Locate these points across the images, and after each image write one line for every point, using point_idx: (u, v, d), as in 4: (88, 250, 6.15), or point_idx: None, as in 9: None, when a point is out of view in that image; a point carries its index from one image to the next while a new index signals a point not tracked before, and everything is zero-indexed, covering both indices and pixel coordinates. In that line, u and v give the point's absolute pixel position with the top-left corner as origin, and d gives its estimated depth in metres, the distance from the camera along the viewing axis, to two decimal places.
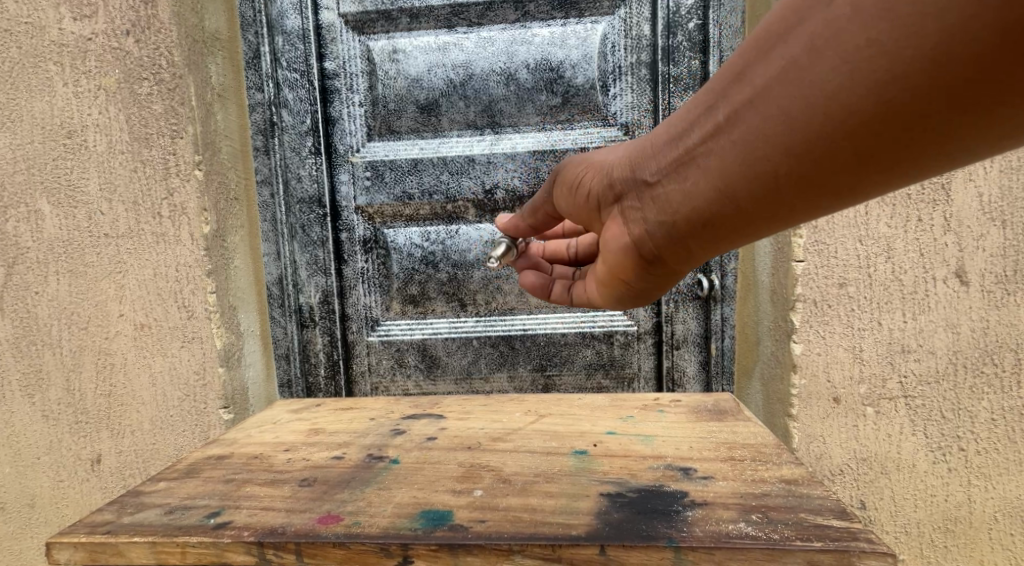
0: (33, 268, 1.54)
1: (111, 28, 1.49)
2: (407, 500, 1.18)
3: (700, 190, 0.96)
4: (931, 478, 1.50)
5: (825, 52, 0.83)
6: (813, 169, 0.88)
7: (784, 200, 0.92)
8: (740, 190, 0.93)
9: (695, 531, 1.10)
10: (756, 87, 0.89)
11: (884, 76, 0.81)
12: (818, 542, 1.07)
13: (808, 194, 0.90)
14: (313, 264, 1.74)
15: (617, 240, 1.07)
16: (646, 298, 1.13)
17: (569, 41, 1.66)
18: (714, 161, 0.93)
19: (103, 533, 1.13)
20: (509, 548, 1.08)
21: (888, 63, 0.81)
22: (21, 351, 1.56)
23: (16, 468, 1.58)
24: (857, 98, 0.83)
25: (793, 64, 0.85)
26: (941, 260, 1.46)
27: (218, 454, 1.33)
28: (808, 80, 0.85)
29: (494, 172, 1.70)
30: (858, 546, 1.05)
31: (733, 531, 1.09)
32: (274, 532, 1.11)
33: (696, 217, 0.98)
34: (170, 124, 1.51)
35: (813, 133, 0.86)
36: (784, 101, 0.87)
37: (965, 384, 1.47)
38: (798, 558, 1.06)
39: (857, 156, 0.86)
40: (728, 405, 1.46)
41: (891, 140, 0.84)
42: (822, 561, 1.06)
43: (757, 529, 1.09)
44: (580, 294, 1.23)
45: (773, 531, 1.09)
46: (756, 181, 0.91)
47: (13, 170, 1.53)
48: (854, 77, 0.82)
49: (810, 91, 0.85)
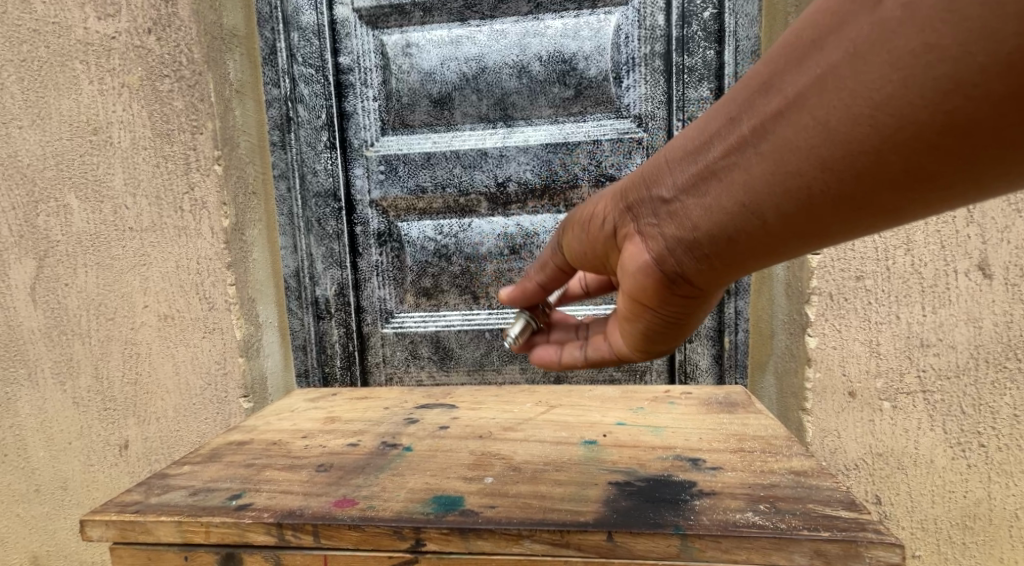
0: (63, 260, 1.60)
1: (134, 26, 1.53)
2: (419, 486, 1.20)
3: (724, 204, 0.91)
4: (949, 474, 1.48)
5: (872, 57, 0.77)
6: (851, 185, 0.83)
7: (817, 217, 0.87)
8: (770, 206, 0.88)
9: (702, 519, 1.10)
10: (787, 97, 0.83)
11: (947, 91, 0.75)
12: (826, 531, 1.06)
13: (845, 211, 0.85)
14: (329, 256, 1.78)
15: (634, 266, 1.01)
16: (682, 329, 1.05)
17: (582, 32, 1.65)
18: (741, 176, 0.88)
19: (132, 512, 1.17)
20: (518, 533, 1.09)
21: (950, 72, 0.74)
22: (52, 340, 1.62)
23: (49, 452, 1.65)
24: (912, 112, 0.77)
25: (832, 72, 0.80)
26: (963, 252, 1.43)
27: (240, 439, 1.38)
28: (849, 90, 0.79)
29: (507, 164, 1.71)
30: (866, 537, 1.05)
31: (740, 520, 1.09)
32: (292, 514, 1.14)
33: (720, 233, 0.92)
34: (190, 120, 1.55)
35: (852, 146, 0.80)
36: (821, 111, 0.81)
37: (986, 378, 1.44)
38: (804, 548, 1.06)
39: (901, 171, 0.80)
40: (740, 397, 1.46)
41: (944, 157, 0.78)
42: (830, 551, 1.05)
43: (765, 519, 1.09)
44: (596, 349, 1.16)
45: (781, 521, 1.09)
46: (790, 197, 0.86)
47: (43, 165, 1.58)
48: (909, 90, 0.76)
49: (853, 102, 0.79)
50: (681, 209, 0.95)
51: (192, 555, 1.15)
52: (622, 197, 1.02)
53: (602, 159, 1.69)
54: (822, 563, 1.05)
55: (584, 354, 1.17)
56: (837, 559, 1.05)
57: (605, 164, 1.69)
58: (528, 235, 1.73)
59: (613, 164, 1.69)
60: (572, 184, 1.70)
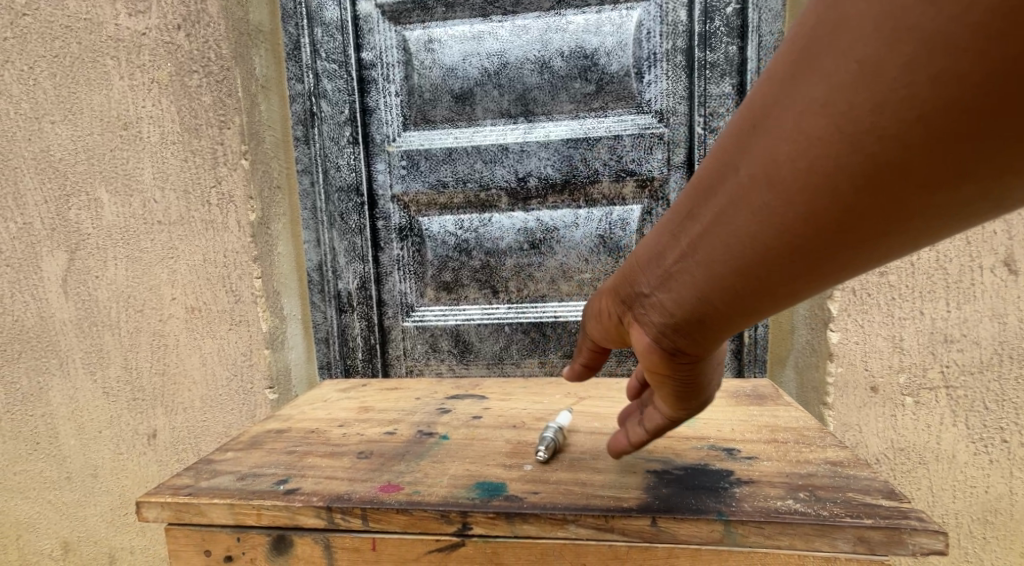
0: (94, 253, 1.64)
1: (164, 23, 1.56)
2: (461, 472, 1.22)
3: (687, 297, 0.89)
4: (973, 469, 1.47)
5: (783, 159, 0.79)
6: (815, 260, 0.81)
7: (791, 290, 0.85)
8: (731, 295, 0.86)
9: (744, 506, 1.10)
10: (717, 205, 0.84)
11: (871, 160, 0.75)
12: (868, 519, 1.06)
13: (817, 276, 0.83)
14: (351, 251, 1.80)
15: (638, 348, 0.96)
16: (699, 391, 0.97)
17: (604, 28, 1.66)
18: (695, 273, 0.88)
19: (185, 495, 1.20)
20: (564, 517, 1.11)
21: (860, 144, 0.75)
22: (83, 331, 1.66)
23: (80, 440, 1.69)
24: (847, 190, 0.77)
25: (752, 180, 0.81)
26: (989, 248, 1.42)
27: (278, 427, 1.41)
28: (775, 190, 0.80)
29: (527, 160, 1.72)
30: (909, 523, 1.05)
31: (782, 507, 1.10)
32: (342, 498, 1.17)
33: (695, 322, 0.90)
34: (218, 115, 1.58)
35: (798, 229, 0.80)
36: (757, 211, 0.81)
37: (1011, 374, 1.44)
38: (848, 534, 1.06)
39: (865, 231, 0.79)
40: (768, 391, 1.46)
41: (906, 205, 0.76)
42: (874, 538, 1.06)
43: (807, 506, 1.10)
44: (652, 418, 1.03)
45: (823, 508, 1.09)
46: (749, 282, 0.85)
47: (74, 160, 1.62)
48: (835, 176, 0.77)
49: (784, 197, 0.79)
50: (653, 306, 0.93)
51: (244, 536, 1.18)
52: (614, 291, 0.99)
53: (623, 154, 1.70)
54: (866, 550, 1.06)
55: (643, 428, 1.04)
56: (880, 545, 1.05)
57: (625, 160, 1.70)
58: (548, 230, 1.74)
59: (634, 159, 1.70)
60: (593, 179, 1.71)
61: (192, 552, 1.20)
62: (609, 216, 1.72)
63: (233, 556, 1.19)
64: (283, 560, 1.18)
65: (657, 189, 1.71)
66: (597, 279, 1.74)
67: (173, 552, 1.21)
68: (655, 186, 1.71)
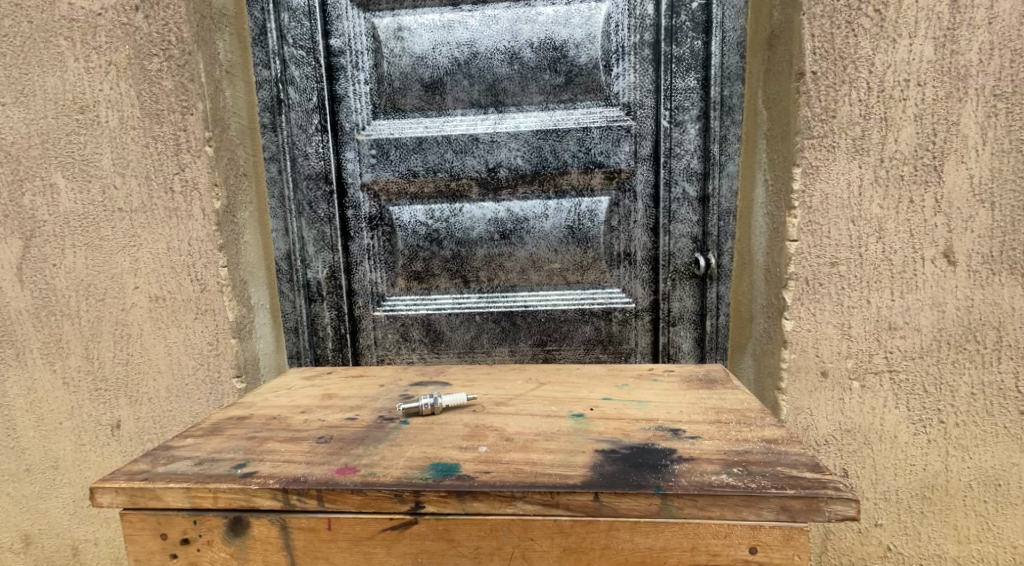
0: (50, 240, 1.59)
1: (121, 3, 1.52)
2: (417, 454, 1.25)
3: None
4: (911, 448, 1.56)
5: None
6: None
7: None
8: None
9: (681, 480, 1.18)
10: None
11: None
12: (791, 489, 1.16)
13: None
14: (320, 240, 1.79)
15: None
16: None
17: (573, 19, 1.70)
18: None
19: (140, 479, 1.21)
20: (512, 494, 1.17)
21: None
22: (41, 320, 1.62)
23: (39, 432, 1.65)
24: None
25: None
26: (930, 240, 1.51)
27: (240, 414, 1.40)
28: None
29: (497, 150, 1.75)
30: (826, 493, 1.15)
31: (716, 481, 1.18)
32: (297, 479, 1.19)
33: None
34: (180, 100, 1.54)
35: None
36: None
37: (948, 358, 1.53)
38: (772, 504, 1.16)
39: None
40: (718, 374, 1.53)
41: None
42: (794, 507, 1.15)
43: (737, 479, 1.18)
44: None
45: (751, 481, 1.18)
46: None
47: (28, 144, 1.57)
48: None
49: None
50: None
51: (200, 519, 1.21)
52: None
53: (591, 145, 1.74)
54: (787, 517, 1.16)
55: None
56: (800, 514, 1.15)
57: (593, 151, 1.74)
58: (518, 220, 1.77)
59: (602, 150, 1.74)
60: (561, 170, 1.75)
61: (148, 536, 1.22)
62: (578, 207, 1.76)
63: (189, 539, 1.21)
64: (239, 542, 1.21)
65: (624, 180, 1.76)
66: (565, 267, 1.79)
67: (128, 536, 1.22)
68: (622, 178, 1.76)
